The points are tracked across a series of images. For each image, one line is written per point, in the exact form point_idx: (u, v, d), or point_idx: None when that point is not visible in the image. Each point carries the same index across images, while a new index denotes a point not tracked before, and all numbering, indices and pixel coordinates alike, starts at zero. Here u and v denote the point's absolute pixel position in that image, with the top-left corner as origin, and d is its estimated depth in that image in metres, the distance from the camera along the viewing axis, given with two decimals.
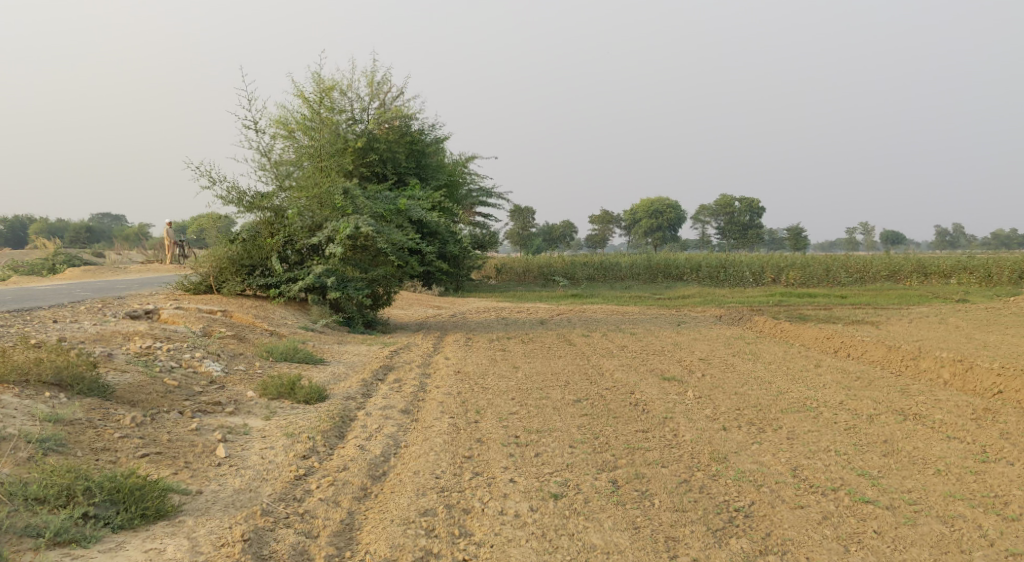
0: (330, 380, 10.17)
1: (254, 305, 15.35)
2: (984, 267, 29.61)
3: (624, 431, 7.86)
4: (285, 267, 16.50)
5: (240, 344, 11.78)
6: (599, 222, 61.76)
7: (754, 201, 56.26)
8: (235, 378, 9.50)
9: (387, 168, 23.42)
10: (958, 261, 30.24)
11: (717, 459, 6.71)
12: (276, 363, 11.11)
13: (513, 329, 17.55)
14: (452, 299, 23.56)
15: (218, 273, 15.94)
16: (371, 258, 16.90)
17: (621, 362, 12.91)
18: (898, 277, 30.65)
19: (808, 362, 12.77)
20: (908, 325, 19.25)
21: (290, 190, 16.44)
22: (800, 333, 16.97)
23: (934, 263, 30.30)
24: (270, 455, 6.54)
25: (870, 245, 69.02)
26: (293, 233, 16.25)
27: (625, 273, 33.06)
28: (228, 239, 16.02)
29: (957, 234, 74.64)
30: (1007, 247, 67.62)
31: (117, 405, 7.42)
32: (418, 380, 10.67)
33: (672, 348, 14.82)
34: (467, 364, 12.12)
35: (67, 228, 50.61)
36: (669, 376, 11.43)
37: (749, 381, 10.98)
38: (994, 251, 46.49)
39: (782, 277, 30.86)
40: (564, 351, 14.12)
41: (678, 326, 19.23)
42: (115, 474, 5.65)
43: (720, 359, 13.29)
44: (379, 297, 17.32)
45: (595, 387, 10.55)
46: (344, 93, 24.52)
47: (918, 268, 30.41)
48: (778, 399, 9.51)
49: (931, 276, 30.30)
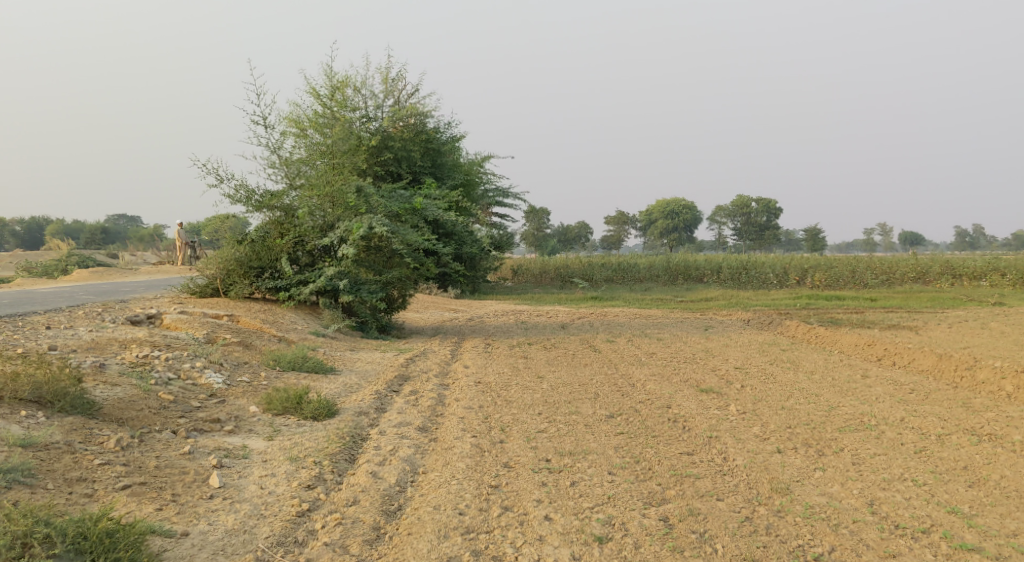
0: (341, 392, 9.39)
1: (263, 309, 14.61)
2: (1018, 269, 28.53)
3: (667, 453, 7.05)
4: (296, 269, 15.78)
5: (246, 352, 11.03)
6: (615, 223, 60.90)
7: (771, 202, 55.27)
8: (239, 391, 8.74)
9: (402, 167, 22.73)
10: (990, 263, 29.23)
11: (779, 490, 5.92)
12: (283, 372, 10.36)
13: (534, 334, 16.77)
14: (468, 302, 22.77)
15: (226, 276, 15.25)
16: (386, 260, 16.14)
17: (652, 371, 12.09)
18: (926, 278, 29.63)
19: (852, 372, 11.94)
20: (947, 331, 18.35)
21: (301, 188, 15.73)
22: (837, 340, 16.09)
23: (965, 265, 29.31)
24: (269, 485, 5.78)
25: (889, 246, 67.84)
26: (303, 233, 15.52)
27: (643, 275, 32.16)
28: (236, 239, 15.31)
29: (977, 235, 73.35)
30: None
31: (103, 424, 6.66)
32: (437, 391, 9.88)
33: (705, 355, 14.02)
34: (488, 374, 11.34)
35: (82, 229, 50.31)
36: (708, 388, 10.62)
37: (794, 394, 10.14)
38: (1018, 254, 45.31)
39: (808, 279, 29.85)
40: (590, 358, 13.34)
41: (706, 330, 18.37)
42: (84, 517, 4.90)
43: (757, 369, 12.48)
44: (393, 300, 16.52)
45: (628, 399, 9.74)
46: (358, 91, 23.89)
47: (948, 270, 29.39)
48: (831, 416, 8.67)
49: (962, 278, 29.25)
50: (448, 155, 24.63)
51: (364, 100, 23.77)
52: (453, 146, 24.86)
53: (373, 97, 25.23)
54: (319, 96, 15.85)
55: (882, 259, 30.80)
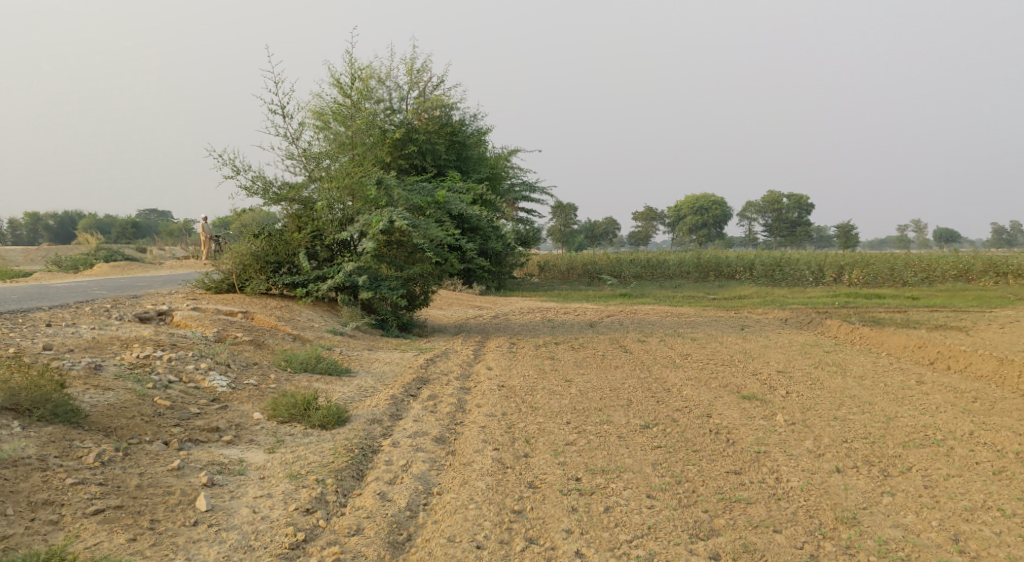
0: (354, 396, 8.72)
1: (280, 306, 14.00)
2: None
3: (712, 472, 6.32)
4: (315, 264, 15.19)
5: (257, 352, 10.39)
6: (644, 219, 59.97)
7: (803, 198, 54.14)
8: (245, 394, 8.07)
9: (427, 160, 22.10)
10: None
11: (844, 520, 5.30)
12: (294, 374, 9.73)
13: (562, 333, 16.06)
14: (494, 299, 22.08)
15: (242, 271, 14.62)
16: (407, 255, 15.49)
17: (689, 375, 11.33)
18: (968, 277, 28.54)
19: (905, 379, 11.12)
20: (999, 333, 17.42)
21: (320, 180, 15.13)
22: (884, 341, 15.23)
23: (1008, 262, 28.21)
24: (264, 507, 5.18)
25: (923, 244, 66.29)
26: (321, 227, 14.96)
27: (673, 272, 31.27)
28: (253, 233, 14.74)
29: (1014, 231, 71.62)
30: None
31: (87, 435, 6.01)
32: (458, 396, 9.20)
33: (745, 357, 13.24)
34: (514, 377, 10.64)
35: (115, 224, 50.19)
36: (751, 394, 9.84)
37: (845, 403, 9.37)
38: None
39: (845, 277, 28.85)
40: (622, 360, 12.63)
41: (743, 330, 17.59)
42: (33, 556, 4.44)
43: (802, 373, 11.69)
44: (416, 297, 15.88)
45: (664, 407, 8.99)
46: (382, 81, 23.29)
47: (991, 268, 28.32)
48: (890, 429, 7.88)
49: (1006, 276, 28.15)
50: (475, 148, 23.96)
51: (388, 92, 23.20)
52: (479, 138, 24.19)
53: (398, 89, 24.64)
54: (341, 86, 15.27)
55: (922, 256, 29.75)
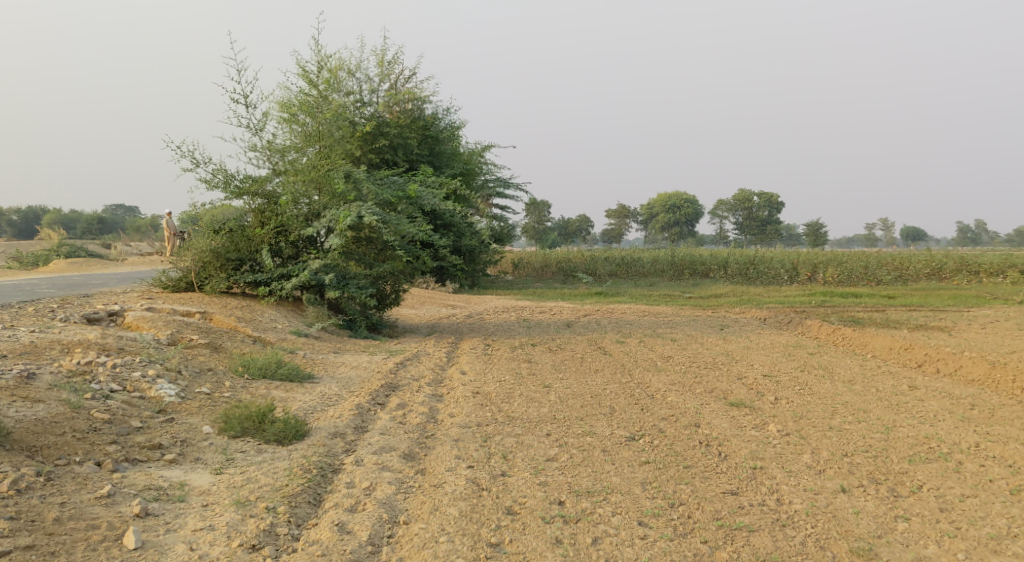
0: (315, 406, 8.09)
1: (240, 306, 13.31)
2: None
3: (707, 492, 5.76)
4: (278, 262, 14.49)
5: (213, 357, 9.71)
6: (616, 216, 59.65)
7: (773, 196, 53.96)
8: (195, 405, 7.39)
9: (398, 155, 21.44)
10: (1008, 259, 28.00)
11: (860, 553, 5.00)
12: (251, 381, 9.07)
13: (538, 333, 15.48)
14: (467, 298, 21.44)
15: (201, 269, 13.91)
16: (377, 252, 14.84)
17: (672, 380, 10.77)
18: (941, 275, 28.32)
19: (896, 384, 10.64)
20: (982, 333, 17.07)
21: (285, 173, 14.47)
22: (868, 342, 14.80)
23: (982, 260, 28.00)
24: (202, 544, 4.67)
25: (891, 242, 66.50)
26: (286, 222, 14.27)
27: (648, 270, 30.76)
28: (213, 229, 14.03)
29: (978, 230, 72.16)
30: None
31: (7, 456, 5.31)
32: (428, 405, 8.58)
33: (727, 359, 12.72)
34: (489, 383, 10.04)
35: (80, 219, 48.89)
36: (739, 400, 9.30)
37: (838, 410, 8.86)
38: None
39: (819, 275, 28.51)
40: (601, 362, 12.09)
41: (722, 330, 17.11)
42: None
43: (788, 377, 11.17)
44: (385, 296, 15.24)
45: (649, 415, 8.42)
46: (352, 74, 22.59)
47: (965, 266, 28.10)
48: (892, 441, 7.37)
49: (979, 275, 27.96)
50: (447, 142, 23.32)
51: (358, 84, 22.54)
52: (453, 133, 23.53)
53: (368, 81, 23.96)
54: (309, 75, 14.58)
55: (895, 254, 29.49)
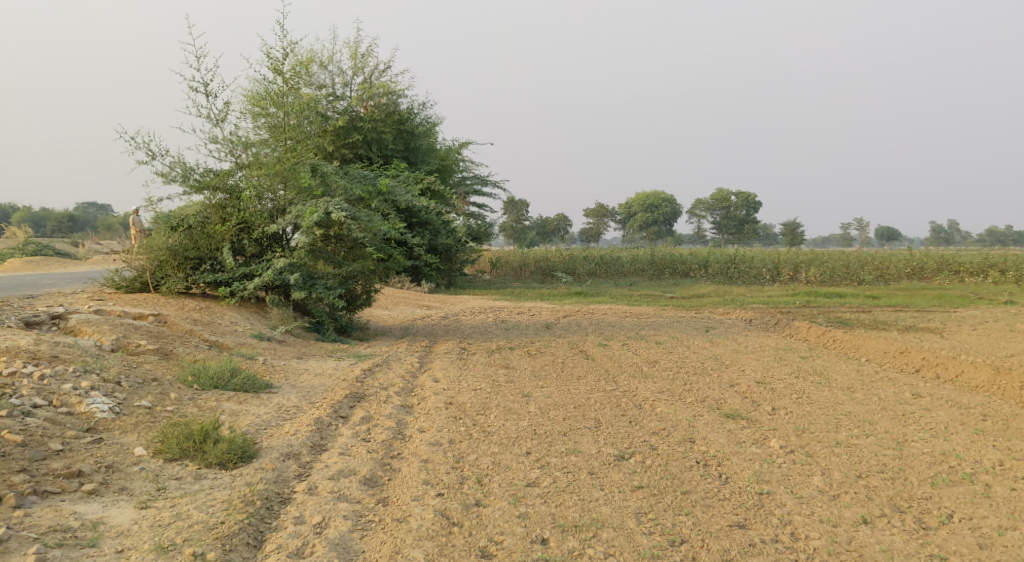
0: (269, 421, 7.30)
1: (199, 308, 12.45)
2: (1016, 267, 26.89)
3: (711, 525, 5.19)
4: (241, 261, 13.62)
5: (161, 365, 8.89)
6: (595, 215, 59.00)
7: (751, 196, 53.48)
8: (132, 422, 6.59)
9: (372, 150, 20.60)
10: (989, 259, 27.55)
11: None
12: (201, 392, 8.26)
13: (516, 336, 14.71)
14: (443, 298, 20.65)
15: (158, 268, 13.05)
16: (347, 251, 14.02)
17: (659, 388, 10.04)
18: (922, 275, 27.86)
19: (897, 391, 9.95)
20: (974, 335, 16.47)
21: (249, 166, 13.60)
22: (860, 345, 14.13)
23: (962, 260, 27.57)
24: None
25: (865, 242, 66.34)
26: (249, 218, 13.43)
27: (627, 269, 30.05)
28: (171, 225, 13.16)
29: (951, 230, 72.28)
30: (1013, 243, 64.87)
31: None
32: (397, 418, 7.79)
33: (716, 365, 12.01)
34: (463, 392, 9.26)
35: (49, 218, 47.53)
36: (734, 412, 8.58)
37: (841, 422, 8.16)
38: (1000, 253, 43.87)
39: (801, 275, 27.93)
40: (583, 368, 11.36)
41: (707, 332, 16.41)
42: None
43: (782, 384, 10.47)
44: (355, 297, 14.40)
45: (638, 429, 7.68)
46: (323, 67, 21.74)
47: (946, 266, 27.62)
48: (907, 458, 6.65)
49: (961, 275, 27.50)
50: (423, 138, 22.51)
51: (330, 78, 21.72)
52: (429, 128, 22.72)
53: (341, 75, 23.14)
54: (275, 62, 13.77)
55: (876, 254, 28.99)
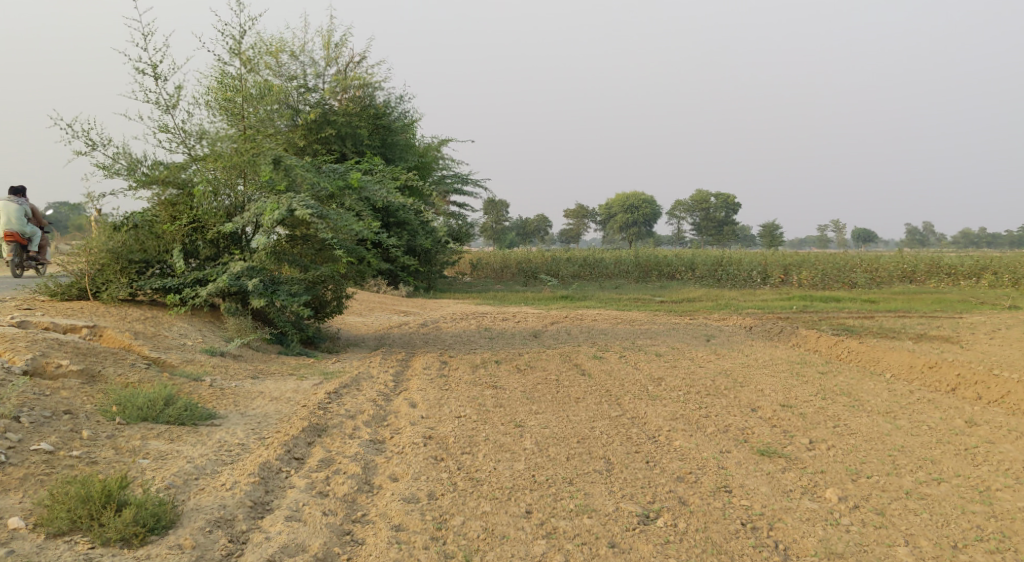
0: (204, 469, 5.91)
1: (143, 318, 10.96)
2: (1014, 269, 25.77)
3: None
4: (194, 264, 12.10)
5: (82, 391, 7.43)
6: (575, 216, 57.71)
7: (732, 197, 52.36)
8: (19, 477, 5.19)
9: (347, 145, 19.15)
10: (983, 261, 26.44)
11: None
12: (127, 428, 6.80)
13: (502, 346, 13.27)
14: (422, 303, 19.18)
15: (99, 273, 11.54)
16: (314, 253, 12.50)
17: (671, 413, 8.65)
18: (916, 277, 26.66)
19: (944, 417, 8.57)
20: (995, 345, 15.11)
21: (203, 158, 12.08)
22: (878, 358, 12.80)
23: (957, 262, 26.43)
24: None
25: (842, 244, 65.41)
26: (202, 216, 11.91)
27: (612, 271, 28.66)
28: (114, 225, 11.67)
29: (926, 231, 71.72)
30: (988, 244, 64.22)
31: None
32: (365, 460, 6.38)
33: (729, 383, 10.59)
34: (444, 422, 7.82)
35: None
36: (767, 447, 7.19)
37: (899, 459, 6.81)
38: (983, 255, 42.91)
39: (792, 277, 26.65)
40: (580, 388, 9.96)
41: (708, 342, 15.02)
42: None
43: (810, 407, 9.06)
44: (324, 304, 12.89)
45: (659, 474, 6.29)
46: (293, 57, 20.28)
47: (939, 268, 26.44)
48: (1006, 522, 5.32)
49: (956, 277, 26.34)
50: (402, 133, 21.03)
51: (301, 69, 20.25)
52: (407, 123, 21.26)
53: (313, 66, 21.69)
54: (233, 43, 12.20)
55: (865, 256, 27.83)
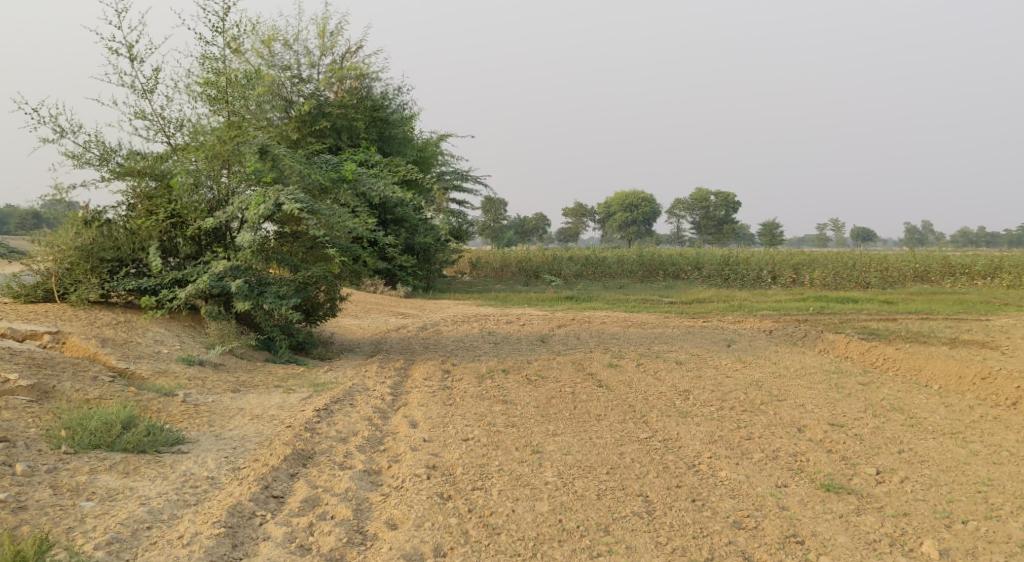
0: (159, 517, 4.90)
1: (114, 323, 9.85)
2: None
3: None
4: (173, 263, 11.00)
5: (29, 411, 6.34)
6: (574, 215, 56.62)
7: (733, 195, 51.31)
8: None
9: (342, 139, 18.08)
10: (998, 260, 25.43)
11: None
12: (75, 458, 5.71)
13: (508, 353, 12.16)
14: (421, 304, 18.06)
15: (68, 273, 10.46)
16: (306, 251, 11.37)
17: (708, 434, 7.55)
18: (929, 277, 25.59)
19: (1020, 440, 7.49)
20: None
21: (184, 147, 10.97)
22: (916, 365, 11.72)
23: (970, 262, 25.38)
24: None
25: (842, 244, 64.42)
26: (181, 211, 10.81)
27: (615, 271, 27.54)
28: (84, 220, 10.57)
29: (926, 231, 70.67)
30: (987, 244, 63.15)
31: None
32: (358, 498, 5.34)
33: (764, 396, 9.49)
34: (449, 446, 6.74)
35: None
36: (831, 480, 6.10)
37: (985, 493, 5.85)
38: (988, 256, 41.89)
39: (803, 277, 25.43)
40: (599, 403, 8.89)
41: (728, 349, 13.94)
42: None
43: (864, 428, 7.97)
44: (316, 307, 11.78)
45: (710, 517, 5.27)
46: (285, 47, 19.21)
47: (953, 268, 25.38)
48: None
49: (972, 277, 25.24)
50: (400, 126, 19.89)
51: (294, 59, 19.19)
52: (406, 116, 20.18)
53: (307, 56, 20.61)
54: (217, 21, 11.08)
55: (876, 255, 26.71)
